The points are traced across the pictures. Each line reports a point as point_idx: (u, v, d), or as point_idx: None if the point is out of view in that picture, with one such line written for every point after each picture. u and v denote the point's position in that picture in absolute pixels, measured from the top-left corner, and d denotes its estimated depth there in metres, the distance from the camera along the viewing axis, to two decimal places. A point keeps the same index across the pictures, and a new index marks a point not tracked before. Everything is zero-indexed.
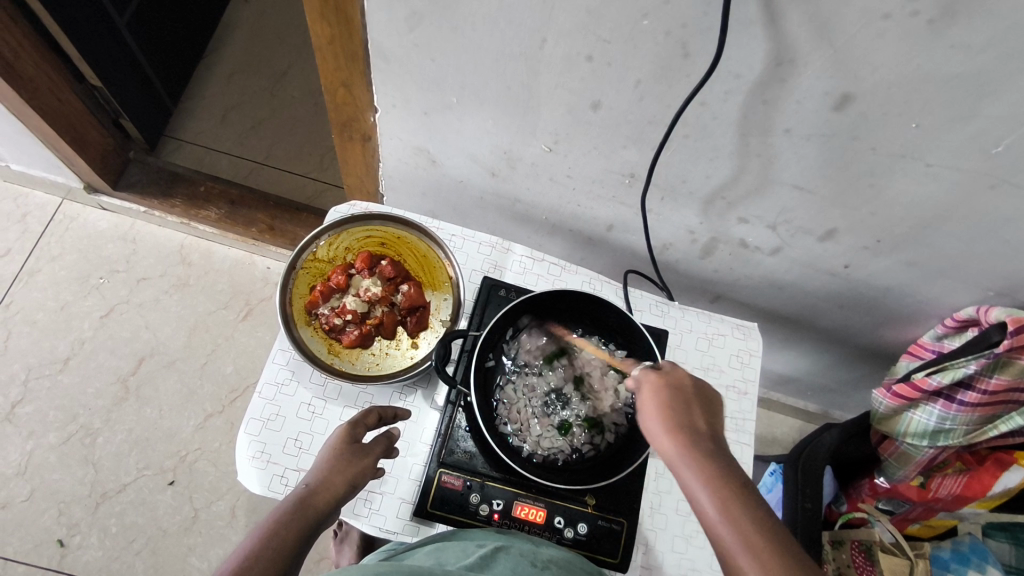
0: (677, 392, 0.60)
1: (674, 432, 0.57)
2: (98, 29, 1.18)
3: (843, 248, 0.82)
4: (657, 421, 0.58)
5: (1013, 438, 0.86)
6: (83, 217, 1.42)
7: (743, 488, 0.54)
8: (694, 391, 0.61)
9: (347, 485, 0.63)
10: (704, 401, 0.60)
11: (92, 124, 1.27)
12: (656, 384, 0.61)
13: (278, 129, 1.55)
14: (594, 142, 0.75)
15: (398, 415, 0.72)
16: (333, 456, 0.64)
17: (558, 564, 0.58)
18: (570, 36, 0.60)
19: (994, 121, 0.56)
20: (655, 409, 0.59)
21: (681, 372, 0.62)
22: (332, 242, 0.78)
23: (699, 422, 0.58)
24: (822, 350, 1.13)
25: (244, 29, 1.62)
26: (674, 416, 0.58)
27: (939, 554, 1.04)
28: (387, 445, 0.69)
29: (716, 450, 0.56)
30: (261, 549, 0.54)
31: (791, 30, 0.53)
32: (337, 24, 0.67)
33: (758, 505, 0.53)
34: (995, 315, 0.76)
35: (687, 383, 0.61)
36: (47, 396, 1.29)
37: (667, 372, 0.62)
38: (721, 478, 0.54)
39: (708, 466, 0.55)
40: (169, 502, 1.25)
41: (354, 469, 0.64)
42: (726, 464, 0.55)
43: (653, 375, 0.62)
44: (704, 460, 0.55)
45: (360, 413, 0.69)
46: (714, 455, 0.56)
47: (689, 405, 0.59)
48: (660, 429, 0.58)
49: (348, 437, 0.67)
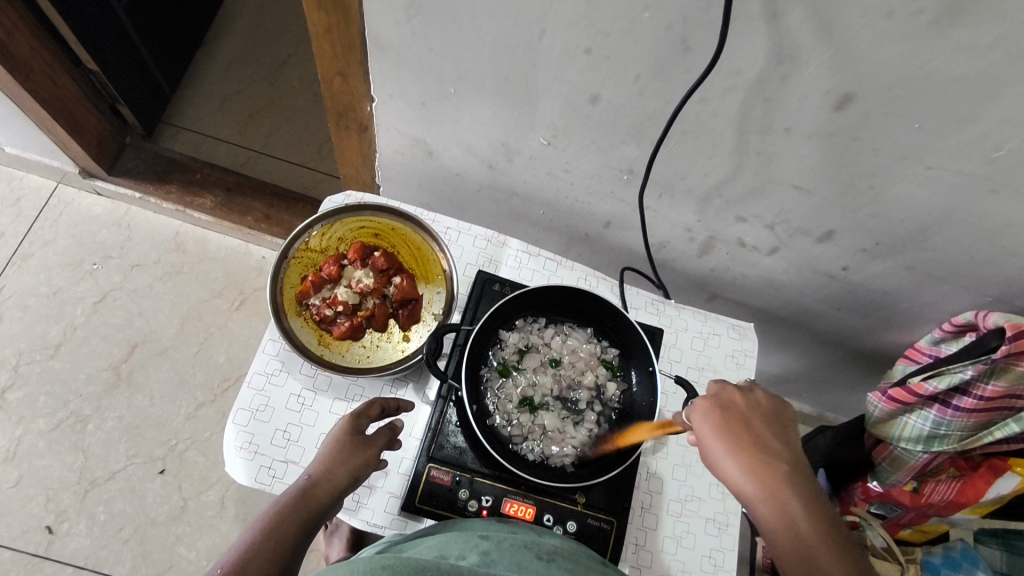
0: (736, 414, 0.58)
1: (740, 460, 0.56)
2: (95, 12, 1.17)
3: (841, 250, 0.81)
4: (721, 446, 0.57)
5: (1008, 445, 0.85)
6: (77, 201, 1.41)
7: (817, 514, 0.54)
8: (756, 411, 0.59)
9: (350, 476, 0.63)
10: (764, 418, 0.59)
11: (87, 107, 1.26)
12: (711, 407, 0.59)
13: (276, 118, 1.54)
14: (592, 136, 0.74)
15: (400, 407, 0.71)
16: (335, 449, 0.63)
17: (563, 554, 0.56)
18: (569, 29, 0.59)
19: (997, 124, 0.55)
20: (716, 434, 0.57)
21: (735, 394, 0.60)
22: (325, 231, 0.77)
23: (767, 445, 0.57)
24: (818, 352, 1.12)
25: (244, 16, 1.60)
26: (742, 443, 0.56)
27: (930, 560, 1.05)
28: (389, 437, 0.68)
29: (785, 472, 0.55)
30: (264, 541, 0.55)
31: (794, 26, 0.52)
32: (333, 11, 0.65)
33: (830, 529, 0.54)
34: (994, 321, 0.75)
35: (743, 405, 0.59)
36: (38, 381, 1.28)
37: (718, 397, 0.59)
38: (794, 503, 0.54)
39: (781, 494, 0.54)
40: (158, 491, 1.24)
41: (357, 460, 0.64)
42: (798, 487, 0.55)
43: (705, 400, 0.60)
44: (777, 489, 0.55)
45: (363, 404, 0.68)
46: (784, 478, 0.55)
47: (748, 426, 0.58)
48: (725, 456, 0.56)
49: (351, 429, 0.65)
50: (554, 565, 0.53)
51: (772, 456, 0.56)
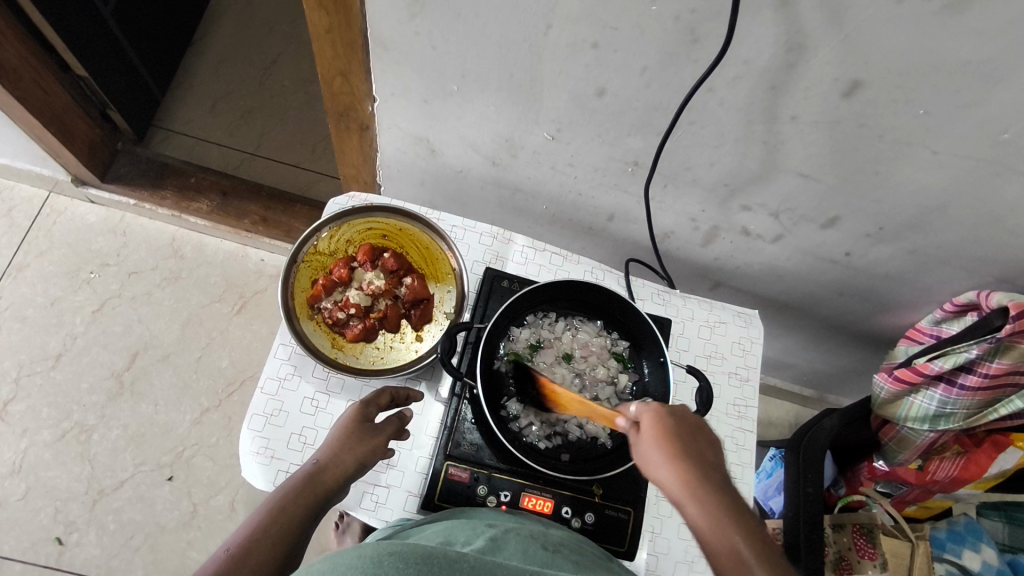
0: (681, 424, 0.58)
1: (677, 465, 0.55)
2: (83, 16, 1.15)
3: (845, 235, 0.82)
4: (659, 452, 0.56)
5: (1011, 420, 0.87)
6: (71, 210, 1.40)
7: (752, 530, 0.52)
8: (697, 425, 0.59)
9: (357, 463, 0.63)
10: (707, 435, 0.59)
11: (78, 114, 1.24)
12: (657, 414, 0.58)
13: (268, 119, 1.53)
14: (597, 130, 0.74)
15: (410, 396, 0.71)
16: (343, 434, 0.64)
17: (568, 546, 0.57)
18: (577, 23, 0.59)
19: (1003, 108, 0.56)
20: (657, 440, 0.57)
21: (683, 408, 0.60)
22: (334, 234, 0.77)
23: (704, 455, 0.57)
24: (820, 336, 1.13)
25: (231, 15, 1.58)
26: (678, 450, 0.56)
27: (936, 535, 1.08)
28: (398, 427, 0.68)
29: (720, 486, 0.55)
30: (269, 527, 0.55)
31: (803, 15, 0.52)
32: (334, 11, 0.65)
33: (764, 543, 0.52)
34: (995, 301, 0.76)
35: (689, 417, 0.59)
36: (40, 393, 1.27)
37: (666, 405, 0.59)
38: (729, 514, 0.53)
39: (716, 505, 0.53)
40: (167, 498, 1.24)
41: (363, 448, 0.64)
42: (733, 500, 0.54)
43: (653, 406, 0.59)
44: (711, 499, 0.53)
45: (372, 393, 0.69)
46: (719, 491, 0.54)
47: (689, 435, 0.58)
48: (664, 464, 0.55)
49: (359, 416, 0.66)
50: (559, 557, 0.53)
51: (708, 467, 0.56)
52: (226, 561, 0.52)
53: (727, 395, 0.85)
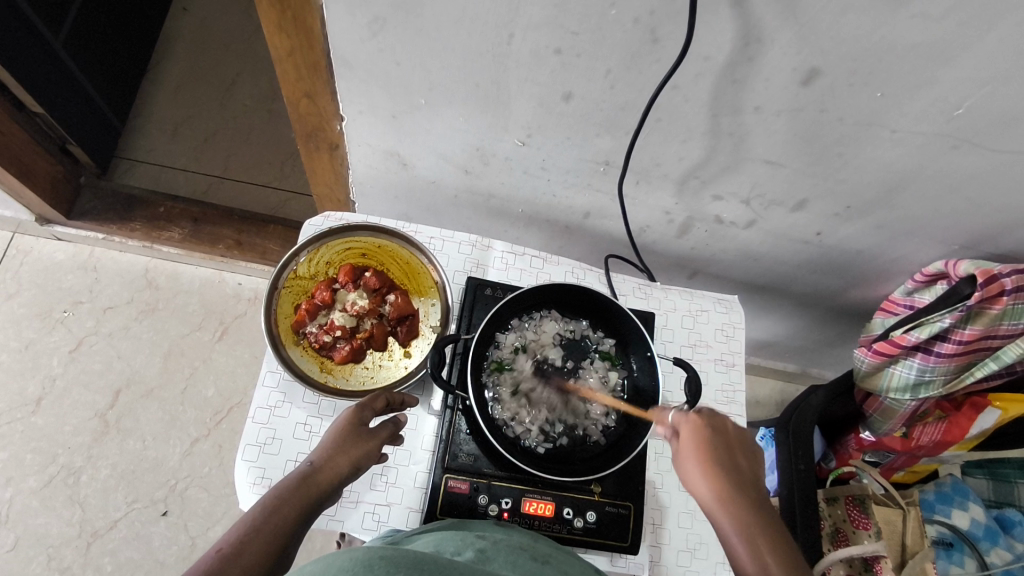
0: (719, 436, 0.61)
1: (712, 475, 0.58)
2: (35, 51, 1.12)
3: (814, 216, 0.84)
4: (696, 463, 0.59)
5: (987, 381, 0.91)
6: (37, 249, 1.36)
7: (784, 549, 0.54)
8: (736, 438, 0.62)
9: (351, 466, 0.61)
10: (744, 448, 0.62)
11: (37, 152, 1.21)
12: (696, 424, 0.62)
13: (233, 141, 1.51)
14: (566, 132, 0.74)
15: (406, 402, 0.70)
16: (338, 436, 0.62)
17: (558, 557, 0.57)
18: (538, 31, 0.59)
19: (954, 85, 0.58)
20: (694, 450, 0.60)
21: (723, 419, 0.63)
22: (312, 257, 0.76)
23: (741, 469, 0.60)
24: (799, 313, 1.16)
25: (185, 39, 1.55)
26: (713, 462, 0.59)
27: (926, 498, 1.11)
28: (392, 432, 0.67)
29: (754, 501, 0.57)
30: (261, 524, 0.52)
31: (759, 11, 0.53)
32: (295, 33, 0.64)
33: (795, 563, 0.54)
34: (964, 269, 0.79)
35: (729, 431, 0.62)
36: (22, 440, 1.24)
37: (707, 415, 0.62)
38: (760, 530, 0.55)
39: (748, 520, 0.56)
40: (163, 534, 1.22)
41: (359, 451, 0.62)
42: (766, 517, 0.56)
43: (693, 416, 0.63)
44: (744, 514, 0.56)
45: (368, 396, 0.67)
46: (753, 506, 0.57)
47: (728, 449, 0.61)
48: (699, 475, 0.59)
49: (355, 419, 0.64)
50: (548, 567, 0.53)
51: (743, 483, 0.58)
52: (215, 561, 0.49)
53: (714, 381, 0.86)
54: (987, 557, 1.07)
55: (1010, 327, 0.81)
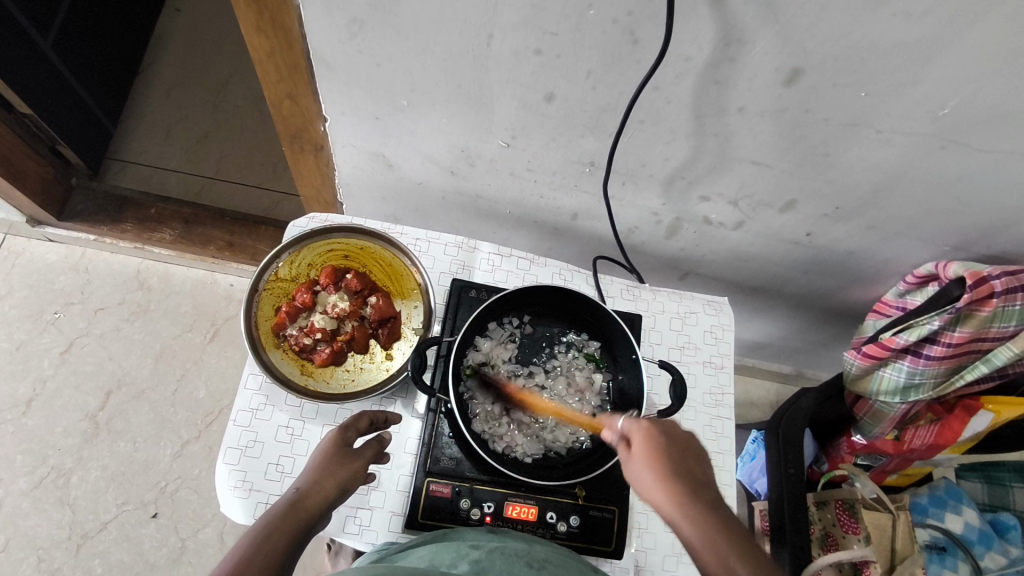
0: (672, 440, 0.57)
1: (667, 482, 0.54)
2: (23, 53, 1.12)
3: (803, 217, 0.83)
4: (648, 471, 0.55)
5: (980, 383, 0.90)
6: (29, 251, 1.36)
7: (751, 551, 0.50)
8: (687, 441, 0.58)
9: (338, 488, 0.60)
10: (697, 450, 0.58)
11: (26, 153, 1.21)
12: (646, 432, 0.57)
13: (225, 142, 1.50)
14: (550, 133, 0.74)
15: (389, 419, 0.71)
16: (323, 461, 0.62)
17: (554, 562, 0.56)
18: (516, 31, 0.59)
19: (938, 85, 0.57)
20: (646, 458, 0.56)
21: (675, 423, 0.59)
22: (293, 259, 0.76)
23: (695, 472, 0.55)
24: (791, 314, 1.15)
25: (178, 39, 1.55)
26: (665, 468, 0.55)
27: (919, 501, 1.10)
28: (377, 450, 0.67)
29: (711, 504, 0.53)
30: (258, 547, 0.50)
31: (739, 11, 0.52)
32: (272, 33, 0.64)
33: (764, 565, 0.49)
34: (955, 271, 0.79)
35: (682, 433, 0.58)
36: (12, 441, 1.24)
37: (658, 420, 0.58)
38: (723, 534, 0.51)
39: (708, 525, 0.51)
40: (154, 535, 1.22)
41: (345, 471, 0.62)
42: (728, 520, 0.52)
43: (643, 422, 0.58)
44: (704, 520, 0.52)
45: (350, 419, 0.68)
46: (711, 510, 0.53)
47: (682, 452, 0.56)
48: (653, 483, 0.54)
49: (339, 442, 0.64)
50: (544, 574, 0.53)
51: (699, 487, 0.54)
52: None
53: (702, 383, 0.86)
54: (981, 562, 1.06)
55: (1001, 329, 0.80)
